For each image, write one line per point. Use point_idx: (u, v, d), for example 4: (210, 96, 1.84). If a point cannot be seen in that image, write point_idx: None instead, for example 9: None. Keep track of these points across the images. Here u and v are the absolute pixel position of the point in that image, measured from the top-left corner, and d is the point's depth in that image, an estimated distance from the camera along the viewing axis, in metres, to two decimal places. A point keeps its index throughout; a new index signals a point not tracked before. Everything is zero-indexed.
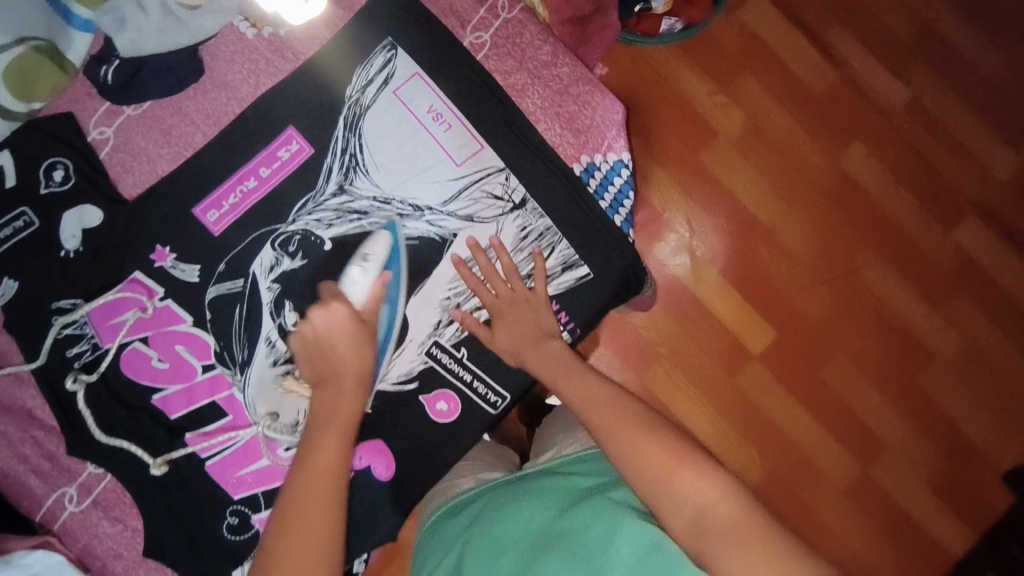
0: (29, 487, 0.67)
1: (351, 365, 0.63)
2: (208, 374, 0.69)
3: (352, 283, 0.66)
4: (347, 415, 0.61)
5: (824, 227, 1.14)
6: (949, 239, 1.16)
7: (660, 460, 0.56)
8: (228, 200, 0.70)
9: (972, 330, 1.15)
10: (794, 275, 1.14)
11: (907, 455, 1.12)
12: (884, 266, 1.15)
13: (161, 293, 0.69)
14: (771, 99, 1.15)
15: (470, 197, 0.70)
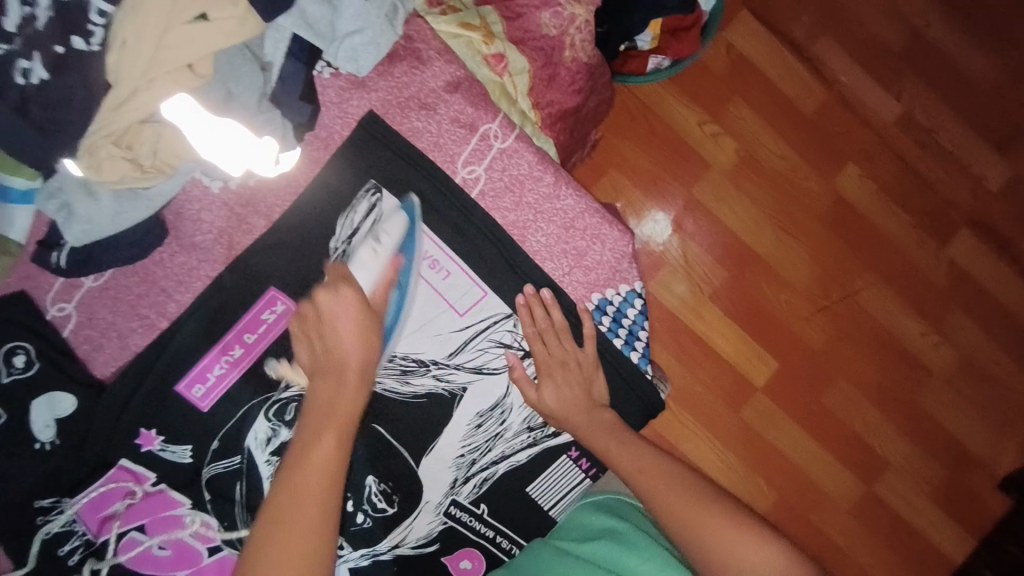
0: None
1: (357, 358, 0.53)
2: (214, 557, 0.65)
3: (363, 267, 0.58)
4: (348, 411, 0.50)
5: (822, 250, 1.04)
6: (945, 254, 1.05)
7: (716, 529, 0.51)
8: (213, 371, 0.64)
9: (972, 346, 1.06)
10: (792, 306, 1.03)
11: (910, 471, 1.04)
12: (880, 285, 1.05)
13: (153, 477, 0.64)
14: (759, 123, 1.03)
15: (477, 347, 0.65)
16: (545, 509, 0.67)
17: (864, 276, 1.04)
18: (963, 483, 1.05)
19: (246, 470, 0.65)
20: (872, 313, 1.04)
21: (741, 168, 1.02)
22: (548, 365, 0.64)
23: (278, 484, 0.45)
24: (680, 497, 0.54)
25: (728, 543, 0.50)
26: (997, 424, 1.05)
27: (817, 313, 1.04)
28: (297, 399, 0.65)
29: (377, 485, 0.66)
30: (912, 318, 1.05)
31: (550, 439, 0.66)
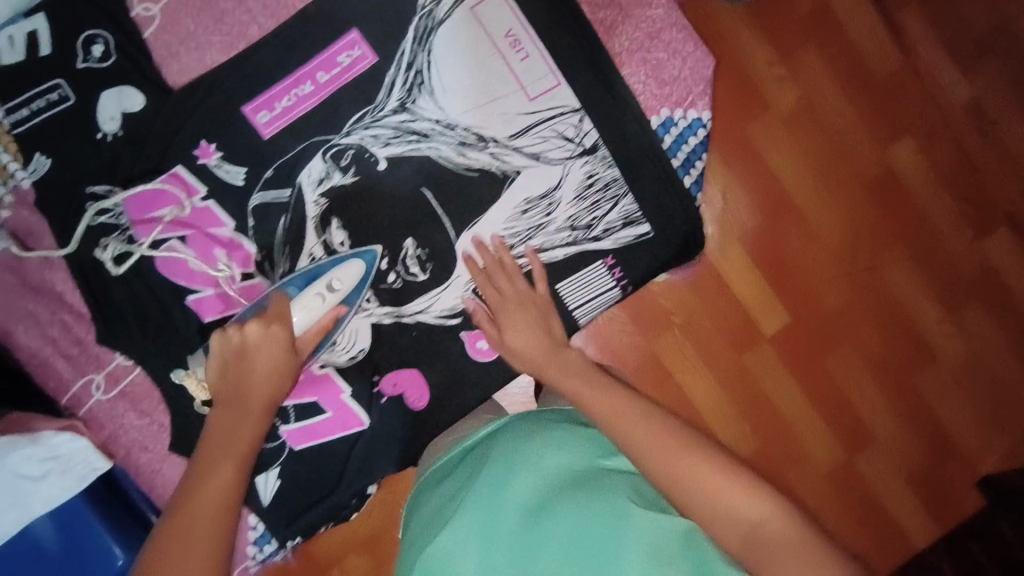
0: (56, 370, 0.68)
1: (263, 393, 0.58)
2: (245, 282, 0.68)
3: (304, 310, 0.61)
4: (245, 441, 0.57)
5: (859, 216, 0.96)
6: (981, 249, 0.98)
7: (706, 473, 0.50)
8: (281, 102, 0.65)
9: (987, 351, 1.00)
10: (815, 270, 0.96)
11: (898, 469, 0.99)
12: (909, 269, 0.98)
13: (203, 192, 0.66)
14: (829, 74, 0.93)
15: (539, 135, 0.66)
16: (568, 308, 0.69)
17: (896, 256, 0.97)
18: (948, 490, 1.01)
19: (293, 205, 0.67)
20: (893, 298, 0.97)
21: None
22: (502, 309, 0.64)
23: (183, 497, 0.53)
24: (671, 437, 0.52)
25: (710, 489, 0.49)
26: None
27: (839, 283, 0.97)
28: (354, 147, 0.66)
29: (415, 249, 0.68)
30: (931, 309, 0.98)
31: (589, 241, 0.68)
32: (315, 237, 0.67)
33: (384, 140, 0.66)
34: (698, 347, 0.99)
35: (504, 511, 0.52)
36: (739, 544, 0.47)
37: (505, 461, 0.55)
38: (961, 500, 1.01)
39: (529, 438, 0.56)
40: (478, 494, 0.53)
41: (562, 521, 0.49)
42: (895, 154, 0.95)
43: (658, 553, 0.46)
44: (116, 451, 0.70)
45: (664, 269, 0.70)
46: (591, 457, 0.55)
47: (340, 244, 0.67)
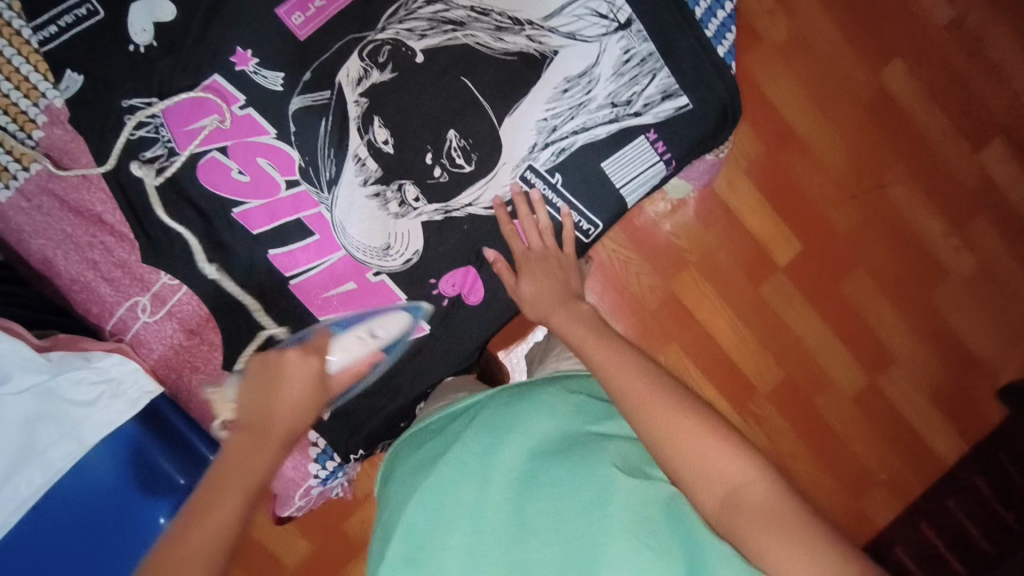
0: (99, 294, 0.66)
1: (286, 423, 0.50)
2: (291, 191, 0.66)
3: (345, 349, 0.61)
4: (256, 475, 0.46)
5: (856, 137, 1.09)
6: (975, 161, 1.11)
7: (693, 430, 0.47)
8: (315, 3, 0.66)
9: (986, 251, 1.12)
10: (823, 188, 1.09)
11: (914, 367, 1.11)
12: (909, 181, 1.11)
13: (243, 101, 0.65)
14: (819, 7, 1.07)
15: (573, 14, 0.67)
16: (617, 188, 0.70)
17: (895, 170, 1.10)
18: (964, 384, 1.13)
19: (335, 106, 0.66)
20: (897, 207, 1.10)
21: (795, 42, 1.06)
22: (527, 259, 0.66)
23: (180, 525, 0.43)
24: (666, 398, 0.50)
25: (695, 450, 0.47)
26: (998, 319, 1.13)
27: (848, 201, 1.09)
28: (391, 42, 0.66)
29: (459, 140, 0.67)
30: (935, 217, 1.11)
31: (631, 117, 0.68)
32: (359, 137, 0.66)
33: (420, 32, 0.66)
34: (717, 281, 1.08)
35: (492, 477, 0.53)
36: (718, 507, 0.46)
37: (493, 428, 0.56)
38: (976, 395, 1.13)
39: (518, 406, 0.57)
40: (468, 460, 0.54)
41: (553, 488, 0.51)
42: (886, 77, 1.09)
43: (642, 518, 0.48)
44: (167, 375, 0.68)
45: (706, 143, 0.71)
46: (570, 425, 0.56)
47: (384, 142, 0.67)
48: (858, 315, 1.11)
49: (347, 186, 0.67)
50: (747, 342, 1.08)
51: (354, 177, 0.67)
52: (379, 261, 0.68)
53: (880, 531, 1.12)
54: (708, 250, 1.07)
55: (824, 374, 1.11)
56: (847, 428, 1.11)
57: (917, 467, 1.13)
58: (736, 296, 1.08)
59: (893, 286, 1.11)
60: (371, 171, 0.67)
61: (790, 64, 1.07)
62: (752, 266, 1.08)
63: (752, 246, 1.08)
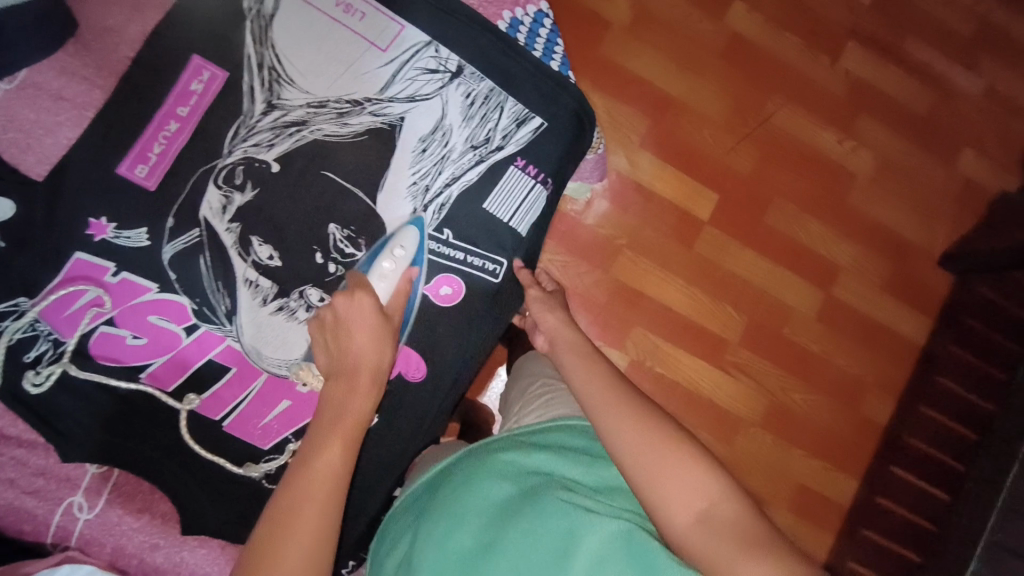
0: (27, 510, 0.63)
1: (368, 362, 0.59)
2: (193, 336, 0.65)
3: (383, 276, 0.65)
4: (354, 416, 0.56)
5: (725, 83, 1.15)
6: (838, 68, 1.18)
7: (665, 448, 0.52)
8: (154, 149, 0.65)
9: (880, 144, 1.19)
10: (716, 137, 1.14)
11: (859, 269, 1.16)
12: (788, 105, 1.16)
13: (114, 267, 0.64)
14: None
15: (406, 77, 0.68)
16: (506, 222, 0.71)
17: (773, 100, 1.16)
18: (910, 269, 1.18)
19: (208, 240, 0.65)
20: (787, 132, 1.16)
21: (639, 21, 1.12)
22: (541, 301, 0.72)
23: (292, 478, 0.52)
24: (639, 422, 0.55)
25: (667, 458, 0.51)
26: (911, 204, 1.18)
27: (741, 141, 1.15)
28: (242, 162, 0.66)
29: (342, 231, 0.67)
30: (823, 128, 1.17)
31: (495, 153, 0.70)
32: (242, 261, 0.66)
33: (267, 143, 0.67)
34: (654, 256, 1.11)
35: (447, 557, 0.54)
36: (693, 526, 0.48)
37: (446, 514, 0.58)
38: (923, 275, 1.18)
39: (470, 483, 0.60)
40: (424, 552, 0.56)
41: (509, 549, 0.53)
42: (732, 21, 1.15)
43: (601, 557, 0.50)
44: (126, 564, 0.65)
45: (573, 153, 0.73)
46: (526, 478, 0.59)
47: (269, 257, 0.66)
48: (792, 239, 1.15)
49: (247, 311, 0.66)
50: (701, 299, 1.11)
51: (252, 300, 0.66)
52: (303, 371, 0.67)
53: (884, 427, 1.15)
54: (635, 227, 1.10)
55: (782, 306, 1.13)
56: (822, 347, 1.14)
57: (897, 360, 1.16)
58: (675, 259, 1.11)
59: (813, 203, 1.16)
60: (267, 290, 0.66)
61: (645, 37, 1.14)
62: (680, 230, 1.11)
63: (670, 211, 1.12)
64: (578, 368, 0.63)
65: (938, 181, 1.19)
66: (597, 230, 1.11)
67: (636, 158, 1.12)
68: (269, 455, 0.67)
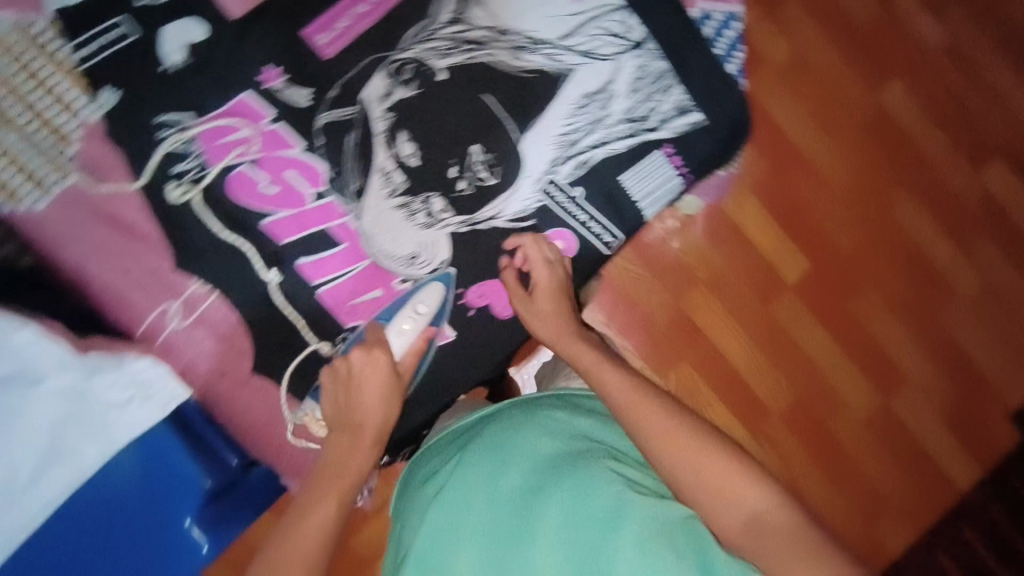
0: (130, 301, 0.68)
1: (373, 421, 0.64)
2: (319, 202, 0.69)
3: (399, 334, 0.69)
4: (352, 471, 0.61)
5: (862, 156, 1.13)
6: (977, 178, 1.16)
7: (717, 465, 0.53)
8: (340, 23, 0.69)
9: (994, 268, 1.16)
10: (830, 203, 1.12)
11: (927, 392, 1.13)
12: (914, 199, 1.14)
13: (273, 115, 0.68)
14: (820, 29, 1.13)
15: (589, 33, 0.70)
16: (635, 199, 0.72)
17: (901, 191, 1.14)
18: (977, 410, 1.14)
19: (362, 121, 0.69)
20: (904, 226, 1.14)
21: (796, 64, 1.10)
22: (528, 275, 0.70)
23: (290, 519, 0.56)
24: (677, 427, 0.56)
25: (710, 471, 0.53)
26: (1003, 341, 1.16)
27: (857, 219, 1.12)
28: (414, 61, 0.69)
29: (482, 154, 0.70)
30: (940, 236, 1.15)
31: (649, 132, 0.71)
32: (386, 151, 0.69)
33: (442, 51, 0.69)
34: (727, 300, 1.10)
35: (495, 496, 0.57)
36: (741, 534, 0.50)
37: (494, 454, 0.60)
38: (991, 419, 1.15)
39: (520, 431, 0.61)
40: (471, 483, 0.58)
41: (556, 504, 0.54)
42: (886, 97, 1.13)
43: (653, 532, 0.51)
44: (194, 380, 0.71)
45: (721, 156, 0.74)
46: (576, 442, 0.60)
47: (410, 155, 0.69)
48: (873, 336, 1.13)
49: (375, 197, 0.70)
50: (758, 361, 1.09)
51: (381, 188, 0.70)
52: (405, 269, 0.71)
53: (891, 558, 1.10)
54: (717, 266, 1.09)
55: (838, 395, 1.11)
56: (864, 455, 1.11)
57: (932, 489, 1.13)
58: (748, 313, 1.09)
59: (903, 308, 1.13)
60: (397, 184, 0.70)
61: (792, 83, 1.12)
62: (763, 286, 1.09)
63: (760, 262, 1.10)
64: (608, 372, 0.62)
65: None
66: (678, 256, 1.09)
67: (742, 197, 1.10)
68: (347, 332, 0.71)
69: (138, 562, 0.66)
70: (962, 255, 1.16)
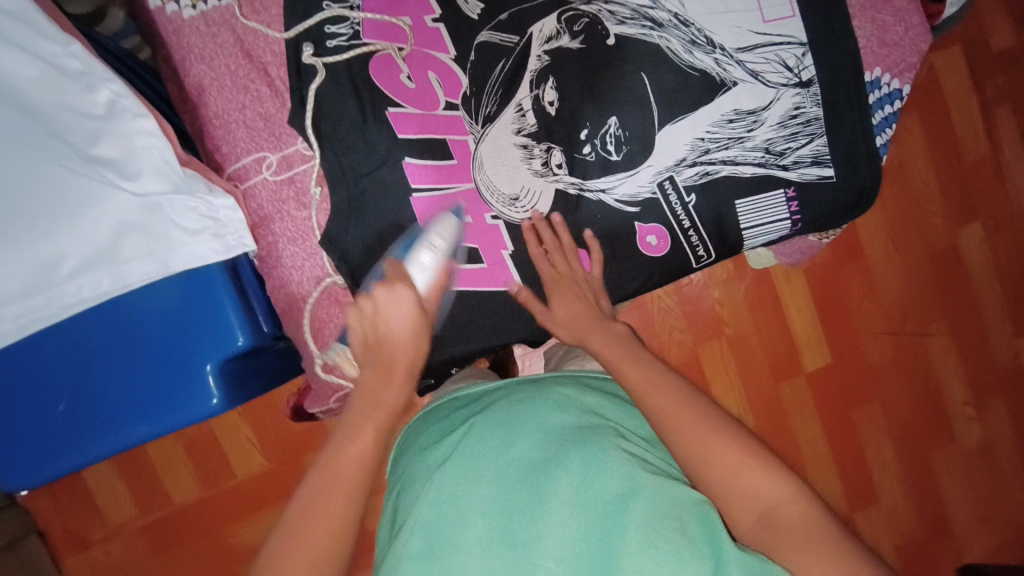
0: (234, 137, 0.69)
1: (403, 357, 0.60)
2: (447, 113, 0.68)
3: (420, 266, 0.63)
4: (388, 405, 0.58)
5: (918, 282, 1.26)
6: (1015, 345, 1.30)
7: (717, 445, 0.55)
8: None
9: (994, 429, 1.31)
10: (871, 312, 1.25)
11: (891, 515, 1.28)
12: (946, 337, 1.28)
13: (437, 15, 0.69)
14: (927, 151, 1.24)
15: (763, 55, 0.69)
16: (740, 226, 0.72)
17: (938, 325, 1.27)
18: (932, 547, 1.29)
19: (518, 53, 0.68)
20: (929, 357, 1.28)
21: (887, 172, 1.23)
22: (556, 281, 0.70)
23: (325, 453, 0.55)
24: (691, 418, 0.57)
25: (727, 466, 0.54)
26: (978, 499, 1.31)
27: (888, 333, 1.26)
28: (590, 17, 0.69)
29: (616, 129, 0.68)
30: (961, 380, 1.29)
31: (780, 169, 0.70)
32: (529, 89, 0.68)
33: (620, 18, 0.69)
34: (742, 360, 1.22)
35: (505, 469, 0.58)
36: (752, 524, 0.53)
37: (506, 427, 0.61)
38: (941, 559, 1.29)
39: (530, 405, 0.63)
40: (481, 452, 0.59)
41: (565, 478, 0.56)
42: (962, 237, 1.26)
43: (662, 512, 0.52)
44: (260, 235, 0.70)
45: (833, 218, 0.74)
46: (584, 418, 0.62)
47: (550, 103, 0.69)
48: (860, 445, 1.27)
49: (501, 128, 0.69)
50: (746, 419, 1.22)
51: (510, 123, 0.69)
52: (501, 208, 0.69)
53: None
54: (746, 327, 1.21)
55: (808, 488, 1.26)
56: None
57: None
58: (754, 378, 1.22)
59: (900, 430, 1.28)
60: (527, 124, 0.69)
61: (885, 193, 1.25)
62: (781, 364, 1.23)
63: (787, 340, 1.22)
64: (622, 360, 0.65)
65: (1011, 505, 1.32)
66: (716, 305, 1.19)
67: (793, 276, 1.22)
68: None
69: (141, 389, 0.63)
70: (972, 407, 1.30)
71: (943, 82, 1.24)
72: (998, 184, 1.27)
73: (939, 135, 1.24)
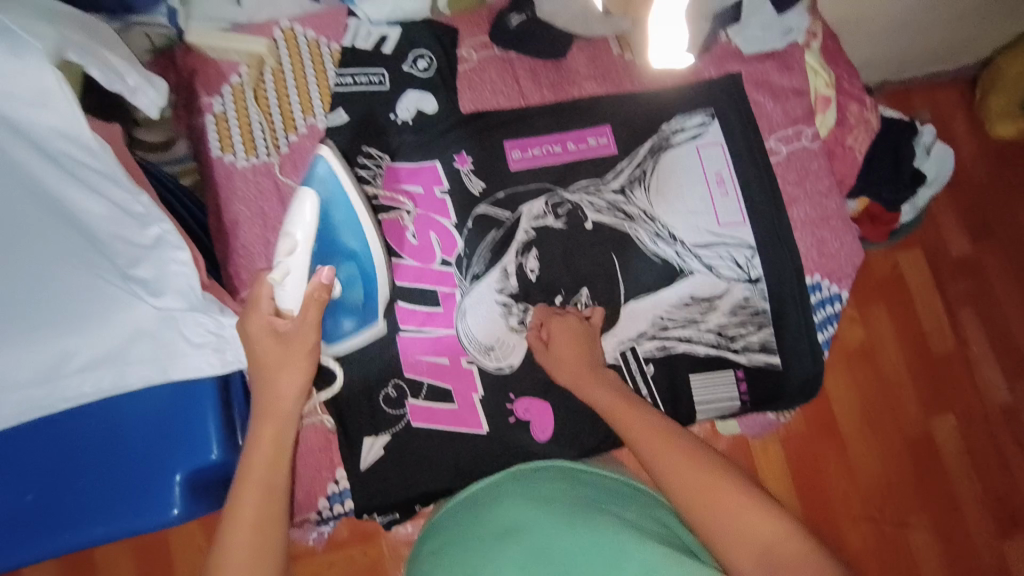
0: (254, 265, 0.80)
1: (299, 355, 0.64)
2: (442, 267, 0.79)
3: (283, 283, 0.64)
4: (285, 399, 0.64)
5: (896, 467, 1.28)
6: (1000, 549, 1.27)
7: (714, 495, 0.55)
8: (534, 150, 0.83)
9: None
10: (847, 493, 1.25)
11: None
12: (928, 532, 1.26)
13: (445, 186, 0.82)
14: (895, 337, 1.33)
15: (718, 251, 0.81)
16: (693, 398, 0.78)
17: (918, 518, 1.26)
18: None
19: (509, 225, 0.80)
20: (912, 552, 1.25)
21: (857, 354, 1.31)
22: (561, 323, 0.73)
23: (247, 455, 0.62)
24: (678, 459, 0.59)
25: (724, 509, 0.55)
26: None
27: (866, 519, 1.25)
28: (573, 204, 0.82)
29: (586, 299, 0.79)
30: None
31: (730, 352, 0.78)
32: (514, 256, 0.79)
33: (598, 208, 0.82)
34: None
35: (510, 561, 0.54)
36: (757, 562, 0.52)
37: (498, 530, 0.58)
38: None
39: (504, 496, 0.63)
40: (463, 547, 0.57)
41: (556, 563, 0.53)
42: (936, 426, 1.30)
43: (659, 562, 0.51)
44: None
45: (780, 400, 0.80)
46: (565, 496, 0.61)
47: (530, 269, 0.79)
48: None
49: (486, 285, 0.78)
50: None
51: (494, 282, 0.78)
52: (477, 354, 0.77)
53: None
54: None
55: None
56: None
57: None
58: None
59: None
60: (508, 285, 0.79)
61: (856, 371, 1.32)
62: None
63: None
64: (618, 407, 0.66)
65: None
66: None
67: (769, 447, 1.25)
68: (401, 380, 0.75)
69: (106, 491, 0.66)
70: None
71: (907, 278, 1.36)
72: (965, 379, 1.33)
73: (906, 326, 1.34)
